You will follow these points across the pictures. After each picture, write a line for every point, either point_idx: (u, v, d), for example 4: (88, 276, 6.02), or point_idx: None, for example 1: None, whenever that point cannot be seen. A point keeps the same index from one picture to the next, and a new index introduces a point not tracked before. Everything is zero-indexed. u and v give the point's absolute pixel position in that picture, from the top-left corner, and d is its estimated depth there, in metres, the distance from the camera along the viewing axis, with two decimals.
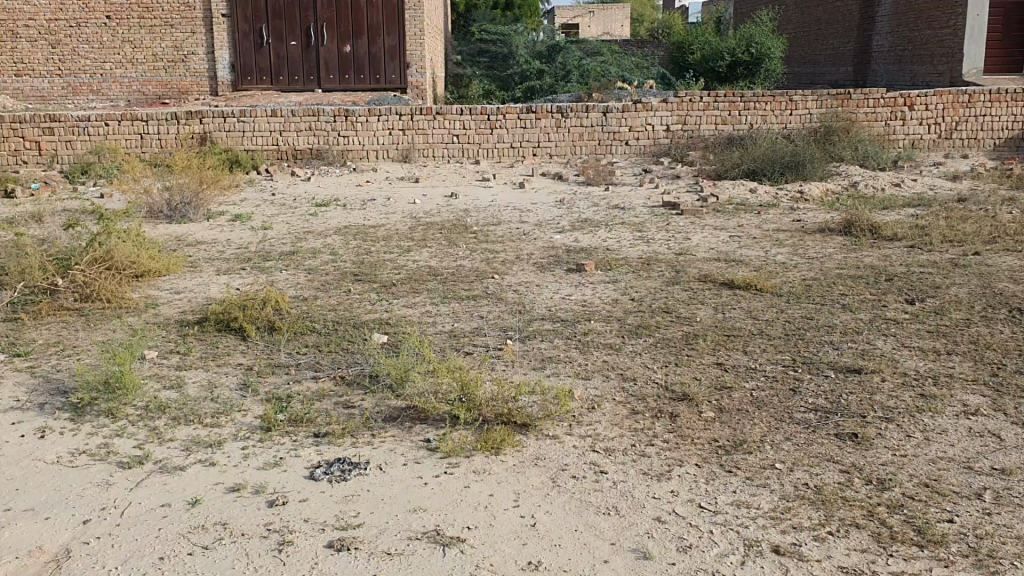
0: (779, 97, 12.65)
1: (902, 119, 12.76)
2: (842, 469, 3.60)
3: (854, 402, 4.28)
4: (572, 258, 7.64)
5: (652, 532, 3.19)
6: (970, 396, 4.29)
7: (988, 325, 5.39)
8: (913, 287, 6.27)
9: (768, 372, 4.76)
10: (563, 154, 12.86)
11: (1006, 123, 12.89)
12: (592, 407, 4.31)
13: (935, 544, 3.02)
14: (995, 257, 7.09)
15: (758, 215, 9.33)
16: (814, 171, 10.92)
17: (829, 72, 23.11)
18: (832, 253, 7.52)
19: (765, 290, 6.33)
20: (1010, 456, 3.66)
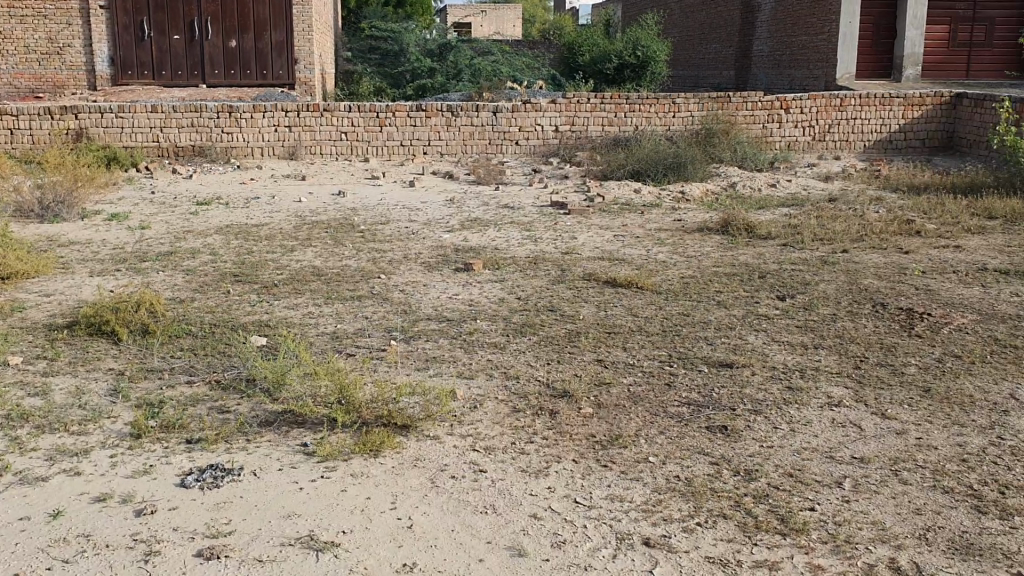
0: (663, 100, 12.95)
1: (779, 121, 13.21)
2: (711, 461, 3.72)
3: (724, 395, 4.42)
4: (460, 257, 7.63)
5: (527, 529, 3.22)
6: (834, 388, 4.48)
7: (852, 319, 5.63)
8: (785, 284, 6.51)
9: (645, 367, 4.86)
10: (453, 153, 12.84)
11: (876, 126, 13.50)
12: (472, 404, 4.33)
13: (797, 531, 3.14)
14: (862, 254, 7.41)
15: (642, 214, 9.53)
16: (695, 172, 11.20)
17: (712, 75, 23.81)
18: (711, 252, 7.73)
19: (646, 287, 6.48)
20: (869, 445, 3.84)
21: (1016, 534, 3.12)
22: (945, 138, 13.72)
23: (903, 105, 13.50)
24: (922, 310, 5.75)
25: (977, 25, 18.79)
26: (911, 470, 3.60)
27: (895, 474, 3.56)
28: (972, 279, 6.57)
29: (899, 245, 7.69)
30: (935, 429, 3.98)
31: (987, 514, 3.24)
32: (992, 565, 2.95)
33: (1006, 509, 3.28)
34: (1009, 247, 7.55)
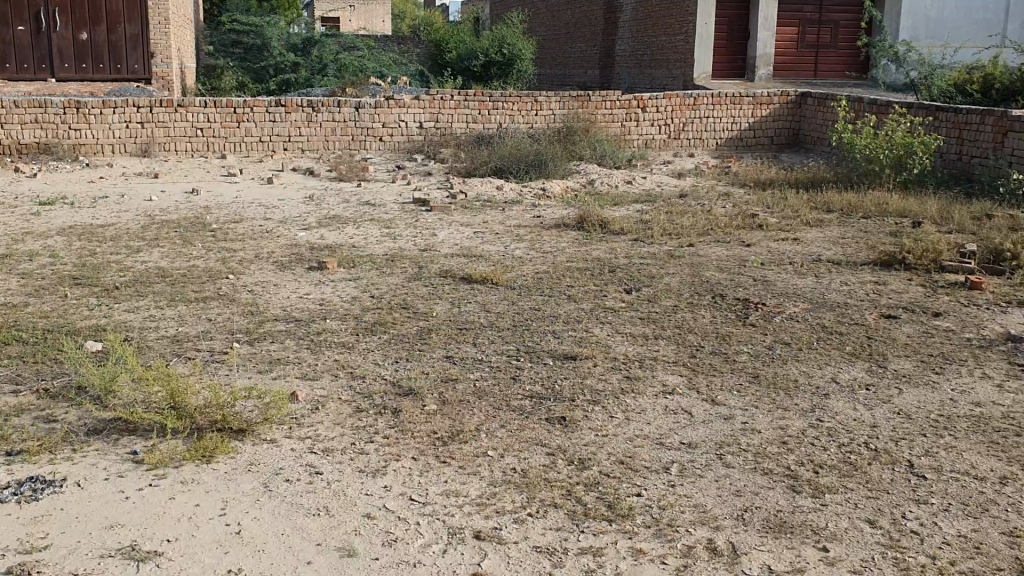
0: (525, 98, 13.12)
1: (636, 120, 13.56)
2: (548, 452, 3.79)
3: (567, 387, 4.51)
4: (315, 256, 7.52)
5: (359, 529, 3.20)
6: (669, 376, 4.66)
7: (694, 311, 5.84)
8: (633, 278, 6.69)
9: (492, 362, 4.90)
10: (315, 149, 12.63)
11: (728, 125, 14.01)
12: (314, 405, 4.28)
13: (623, 517, 3.25)
14: (708, 248, 7.70)
15: (503, 211, 9.61)
16: (556, 170, 11.34)
17: (577, 73, 24.21)
18: (566, 247, 7.87)
19: (500, 283, 6.54)
20: (697, 431, 4.01)
21: (826, 510, 3.31)
22: (792, 135, 14.37)
23: (753, 104, 14.07)
24: (758, 300, 6.02)
25: (823, 28, 19.74)
26: (735, 454, 3.77)
27: (720, 459, 3.73)
28: (807, 270, 6.91)
29: (743, 239, 8.02)
30: (761, 414, 4.18)
31: (800, 493, 3.43)
32: (801, 540, 3.12)
33: (818, 487, 3.48)
34: (843, 239, 7.98)
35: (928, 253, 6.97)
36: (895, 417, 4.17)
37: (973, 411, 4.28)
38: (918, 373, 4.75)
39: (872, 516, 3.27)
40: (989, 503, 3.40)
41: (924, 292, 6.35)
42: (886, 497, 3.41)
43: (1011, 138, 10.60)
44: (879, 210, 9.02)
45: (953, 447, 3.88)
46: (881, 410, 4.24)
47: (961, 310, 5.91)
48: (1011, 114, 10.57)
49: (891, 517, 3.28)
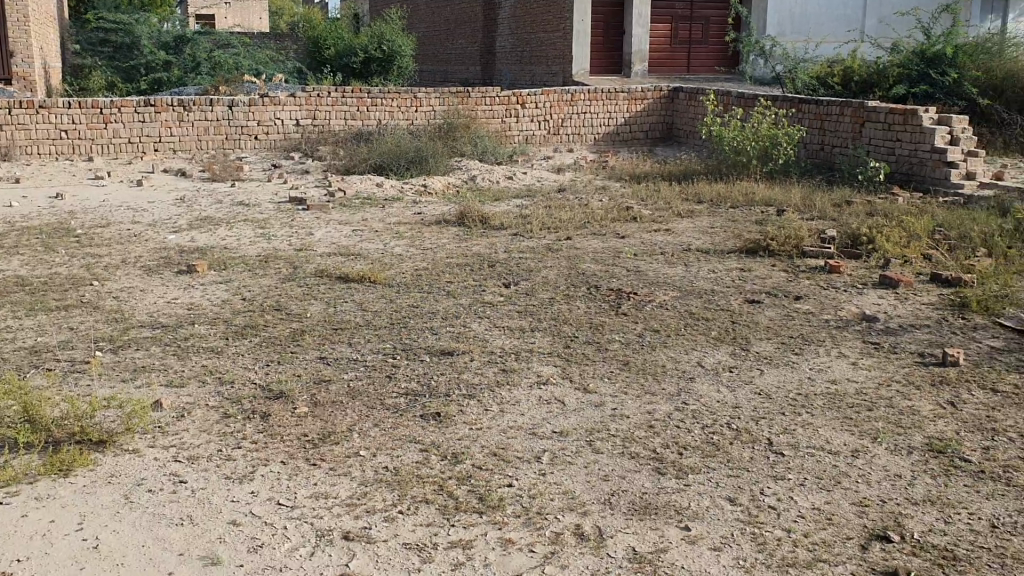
0: (404, 94, 13.05)
1: (516, 116, 13.66)
2: (421, 448, 3.78)
3: (442, 382, 4.51)
4: (186, 259, 7.30)
5: (224, 536, 3.13)
6: (544, 367, 4.72)
7: (569, 302, 5.92)
8: (510, 272, 6.73)
9: (367, 361, 4.85)
10: (188, 149, 12.24)
11: (605, 120, 14.25)
12: (179, 412, 4.16)
13: (493, 509, 3.27)
14: (584, 240, 7.82)
15: (383, 208, 9.52)
16: (436, 166, 11.31)
17: (458, 70, 24.19)
18: (445, 243, 7.86)
19: (378, 281, 6.48)
20: (569, 419, 4.08)
21: (689, 490, 3.43)
22: (666, 129, 14.73)
23: (628, 100, 14.36)
24: (631, 290, 6.15)
25: (694, 24, 20.29)
26: (604, 440, 3.86)
27: (590, 445, 3.81)
28: (677, 259, 7.10)
29: (618, 230, 8.18)
30: (630, 400, 4.29)
31: (665, 475, 3.55)
32: (665, 521, 3.21)
33: (682, 468, 3.60)
34: (712, 228, 8.23)
35: (790, 240, 7.27)
36: (756, 397, 4.35)
37: (828, 387, 4.50)
38: (778, 355, 4.96)
39: (732, 494, 3.40)
40: (841, 476, 3.59)
41: (787, 276, 6.61)
42: (746, 475, 3.56)
43: (868, 128, 11.14)
44: (747, 200, 9.34)
45: (809, 423, 4.08)
46: (743, 392, 4.41)
47: (820, 293, 6.19)
48: (867, 105, 11.11)
49: (749, 494, 3.42)
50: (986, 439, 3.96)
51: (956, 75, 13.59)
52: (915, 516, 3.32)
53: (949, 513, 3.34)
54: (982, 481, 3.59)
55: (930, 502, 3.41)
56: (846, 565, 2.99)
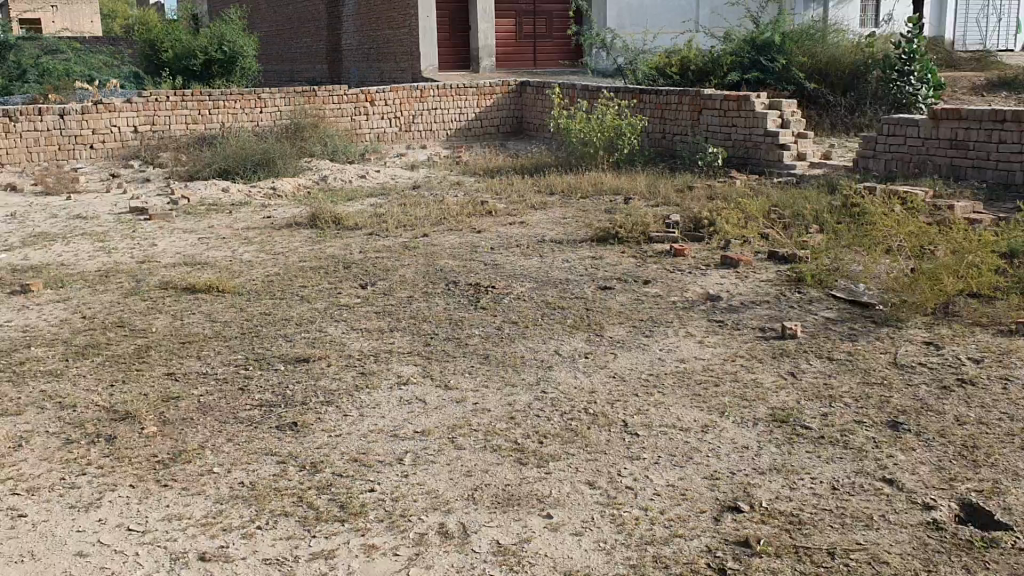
0: (247, 95, 12.71)
1: (365, 114, 13.51)
2: (278, 460, 3.69)
3: (299, 391, 4.42)
4: (19, 279, 6.88)
5: (71, 569, 2.97)
6: (403, 367, 4.69)
7: (426, 300, 5.91)
8: (365, 272, 6.66)
9: (219, 375, 4.70)
10: (17, 162, 11.53)
11: (455, 116, 14.27)
12: (16, 442, 3.92)
13: (355, 515, 3.23)
14: (439, 237, 7.82)
15: (230, 214, 9.25)
16: (285, 168, 11.06)
17: (304, 69, 23.73)
18: (297, 246, 7.71)
19: (227, 290, 6.28)
20: (430, 418, 4.07)
21: (549, 478, 3.49)
22: (516, 123, 14.89)
23: (477, 95, 14.44)
24: (487, 284, 6.19)
25: (538, 18, 20.57)
26: (465, 435, 3.88)
27: (451, 442, 3.82)
28: (531, 251, 7.19)
29: (473, 225, 8.22)
30: (490, 393, 4.32)
31: (526, 465, 3.60)
32: (527, 511, 3.26)
33: (542, 456, 3.66)
34: (565, 219, 8.38)
35: (638, 227, 7.48)
36: (612, 380, 4.47)
37: (679, 366, 4.67)
38: (631, 339, 5.10)
39: (591, 478, 3.49)
40: (693, 452, 3.73)
41: (636, 262, 6.80)
42: (604, 458, 3.66)
43: (706, 115, 11.58)
44: (596, 190, 9.55)
45: (662, 402, 4.21)
46: (599, 376, 4.52)
47: (668, 276, 6.39)
48: (703, 93, 11.54)
49: (608, 476, 3.51)
50: (824, 406, 4.19)
51: (785, 61, 14.38)
52: (763, 485, 3.47)
53: (793, 479, 3.52)
54: (822, 446, 3.80)
55: (775, 470, 3.59)
56: (700, 538, 3.10)
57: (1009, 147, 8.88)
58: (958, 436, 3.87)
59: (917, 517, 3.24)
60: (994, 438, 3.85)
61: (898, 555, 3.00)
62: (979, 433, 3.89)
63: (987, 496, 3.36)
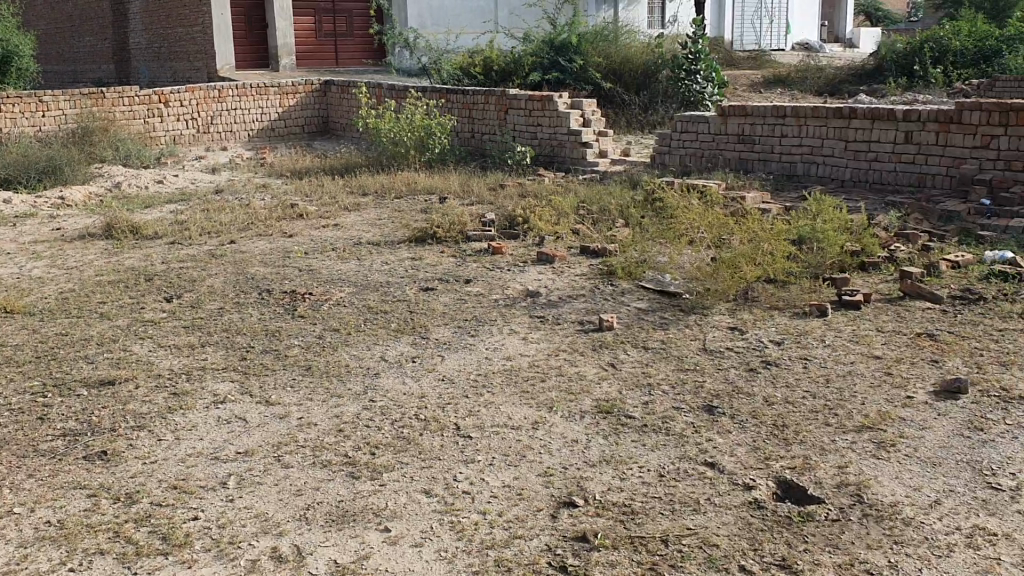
0: (26, 97, 11.73)
1: (160, 116, 12.82)
2: (88, 494, 3.42)
3: (106, 416, 4.11)
4: None
5: None
6: (219, 384, 4.46)
7: (240, 311, 5.66)
8: (171, 284, 6.30)
9: (12, 405, 4.29)
10: None
11: (257, 116, 13.80)
12: None
13: (180, 547, 3.04)
14: (249, 243, 7.52)
15: (14, 227, 8.52)
16: (73, 175, 10.30)
17: (88, 70, 22.26)
18: (93, 259, 7.19)
19: (15, 311, 5.76)
20: (253, 436, 3.89)
21: (385, 490, 3.42)
22: (321, 122, 14.59)
23: (279, 94, 14.03)
24: (303, 291, 6.00)
25: (338, 17, 20.23)
26: (293, 453, 3.73)
27: (278, 460, 3.67)
28: (347, 254, 7.04)
29: (283, 229, 7.96)
30: (314, 406, 4.19)
31: (360, 478, 3.51)
32: (363, 526, 3.17)
33: (376, 468, 3.59)
34: (379, 220, 8.27)
35: (453, 226, 7.48)
36: (440, 384, 4.44)
37: (505, 364, 4.70)
38: (456, 339, 5.09)
39: (427, 487, 3.45)
40: (526, 450, 3.76)
41: (454, 261, 6.80)
42: (438, 464, 3.62)
43: (512, 114, 11.75)
44: (408, 190, 9.49)
45: (491, 402, 4.23)
46: (427, 381, 4.47)
47: (487, 274, 6.42)
48: (508, 93, 11.70)
49: (444, 483, 3.48)
50: (644, 394, 4.33)
51: (582, 62, 14.90)
52: (594, 478, 3.54)
53: (623, 469, 3.61)
54: (647, 434, 3.92)
55: (605, 461, 3.66)
56: (540, 537, 3.12)
57: (791, 141, 9.50)
58: (767, 416, 4.09)
59: (739, 498, 3.39)
60: (799, 415, 4.10)
61: (726, 537, 3.13)
62: (786, 412, 4.12)
63: (799, 472, 3.56)
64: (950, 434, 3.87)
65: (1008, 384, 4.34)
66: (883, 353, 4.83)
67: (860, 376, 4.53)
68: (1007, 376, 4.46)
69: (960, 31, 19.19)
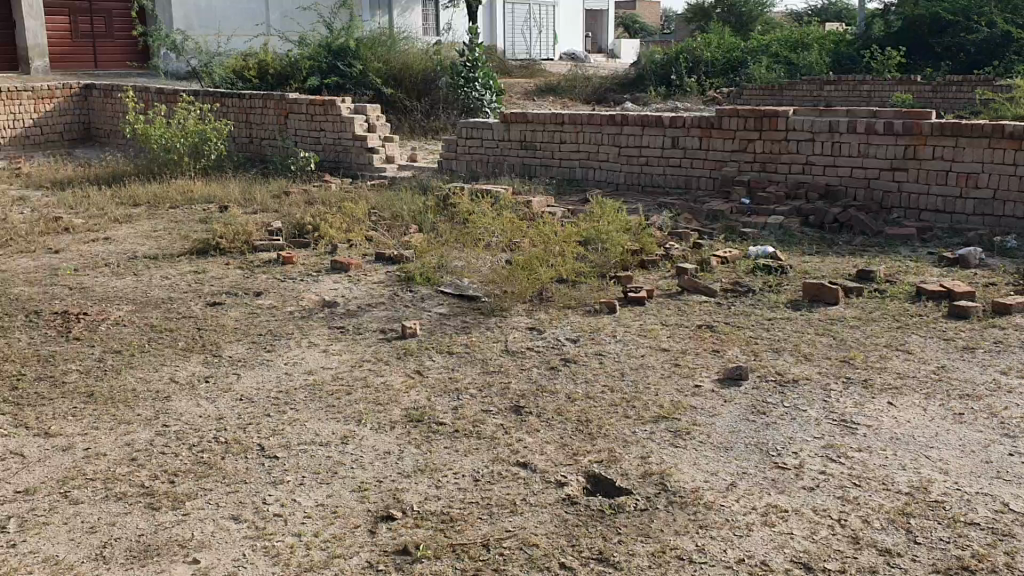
0: None
1: None
2: None
3: None
4: None
5: None
6: None
7: (5, 336, 5.16)
8: None
9: None
10: None
11: (10, 122, 12.63)
12: None
13: None
14: (9, 261, 6.88)
15: None
16: None
17: None
18: None
19: None
20: (34, 472, 3.56)
21: (189, 520, 3.23)
22: (82, 130, 13.63)
23: (33, 99, 12.96)
24: (78, 311, 5.56)
25: (96, 17, 18.98)
26: (81, 487, 3.45)
27: (65, 497, 3.37)
28: (124, 270, 6.60)
29: (47, 245, 7.35)
30: (101, 435, 3.89)
31: (160, 509, 3.29)
32: (169, 560, 2.99)
33: (177, 497, 3.37)
34: (155, 232, 7.81)
35: (239, 236, 7.19)
36: (239, 403, 4.25)
37: (307, 379, 4.56)
38: (251, 356, 4.89)
39: (235, 513, 3.28)
40: (336, 466, 3.66)
41: (243, 274, 6.54)
42: (244, 488, 3.46)
43: (292, 120, 11.52)
44: (187, 199, 9.03)
45: (296, 419, 4.09)
46: (224, 401, 4.26)
47: (278, 286, 6.22)
48: (288, 97, 11.43)
49: (253, 507, 3.33)
50: (452, 400, 4.34)
51: (362, 67, 14.76)
52: (410, 488, 3.50)
53: (437, 477, 3.59)
54: (459, 440, 3.92)
55: (419, 471, 3.63)
56: (360, 555, 3.05)
57: (570, 146, 9.83)
58: (571, 412, 4.20)
59: (553, 495, 3.46)
60: (600, 410, 4.24)
61: (545, 536, 3.18)
62: (588, 408, 4.25)
63: (606, 465, 3.69)
64: (736, 419, 4.12)
65: (782, 369, 4.70)
66: (670, 345, 5.09)
67: (651, 368, 4.76)
68: (780, 361, 4.82)
69: (708, 43, 20.76)
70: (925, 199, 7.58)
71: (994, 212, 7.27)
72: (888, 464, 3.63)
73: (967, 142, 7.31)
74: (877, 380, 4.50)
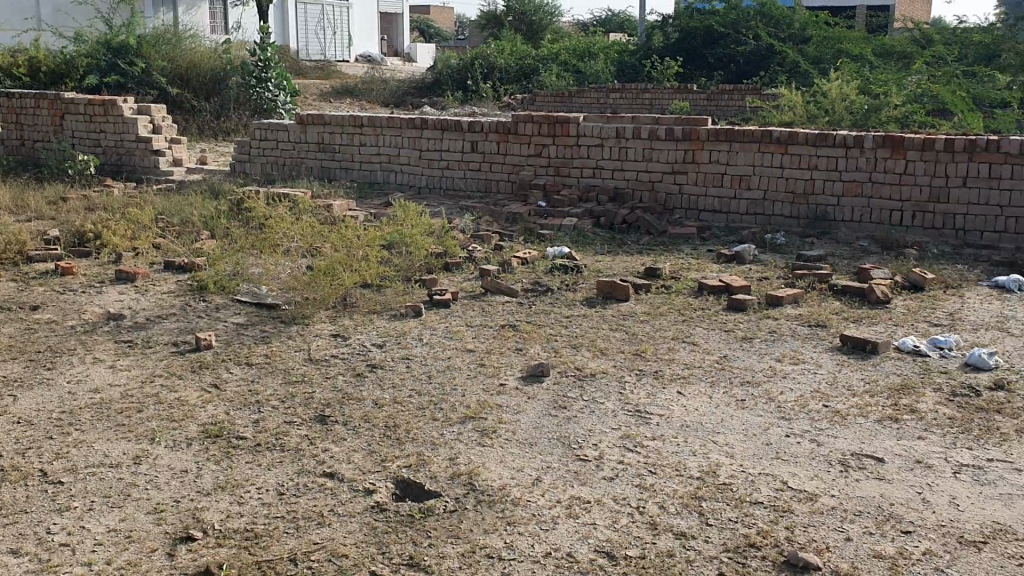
0: None
1: None
2: None
3: None
4: None
5: None
6: None
7: None
8: None
9: None
10: None
11: None
12: None
13: None
14: None
15: None
16: None
17: None
18: None
19: None
20: None
21: None
22: None
23: None
24: None
25: None
26: None
27: None
28: None
29: None
30: None
31: None
32: None
33: None
34: None
35: (11, 246, 6.67)
36: (16, 426, 3.95)
37: (93, 398, 4.28)
38: (29, 374, 4.54)
39: (15, 546, 3.05)
40: (129, 488, 3.47)
41: (17, 286, 6.07)
42: (25, 518, 3.22)
43: (69, 121, 10.82)
44: None
45: (82, 441, 3.84)
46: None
47: (59, 298, 5.82)
48: (62, 97, 10.75)
49: (35, 538, 3.11)
50: (253, 412, 4.20)
51: (144, 66, 14.07)
52: (210, 506, 3.36)
53: (239, 493, 3.46)
54: (261, 453, 3.81)
55: (220, 488, 3.49)
56: None
57: (369, 149, 9.75)
58: (379, 418, 4.17)
59: (361, 504, 3.42)
60: (407, 414, 4.23)
61: (354, 545, 3.15)
62: (395, 412, 4.24)
63: (415, 469, 3.68)
64: (539, 415, 4.23)
65: (581, 364, 4.86)
66: (475, 346, 5.16)
67: (457, 369, 4.80)
68: (578, 356, 4.99)
69: (501, 50, 21.21)
70: (704, 200, 8.07)
71: (764, 211, 7.83)
72: (679, 451, 3.83)
73: (739, 146, 7.82)
74: (667, 370, 4.75)
